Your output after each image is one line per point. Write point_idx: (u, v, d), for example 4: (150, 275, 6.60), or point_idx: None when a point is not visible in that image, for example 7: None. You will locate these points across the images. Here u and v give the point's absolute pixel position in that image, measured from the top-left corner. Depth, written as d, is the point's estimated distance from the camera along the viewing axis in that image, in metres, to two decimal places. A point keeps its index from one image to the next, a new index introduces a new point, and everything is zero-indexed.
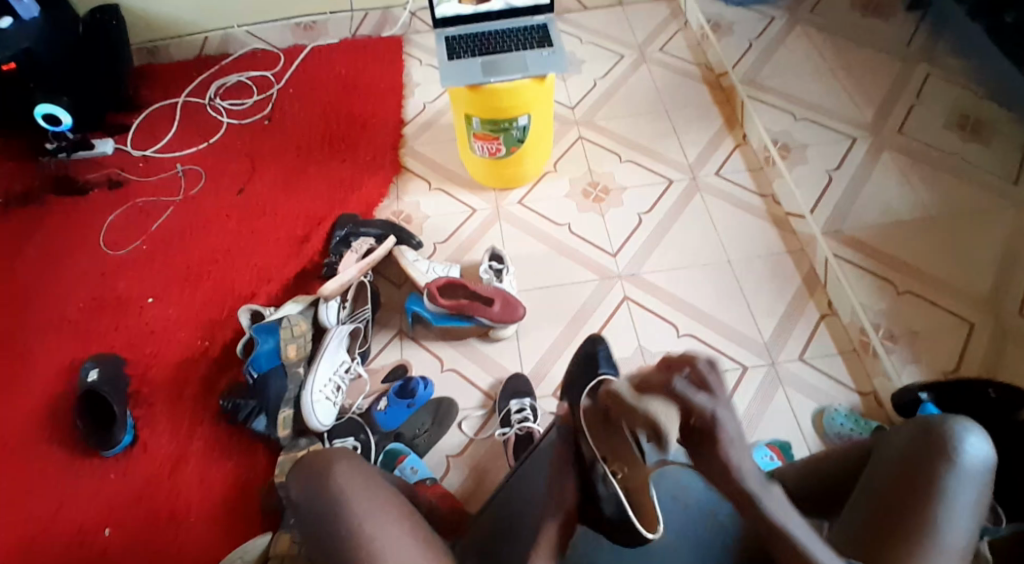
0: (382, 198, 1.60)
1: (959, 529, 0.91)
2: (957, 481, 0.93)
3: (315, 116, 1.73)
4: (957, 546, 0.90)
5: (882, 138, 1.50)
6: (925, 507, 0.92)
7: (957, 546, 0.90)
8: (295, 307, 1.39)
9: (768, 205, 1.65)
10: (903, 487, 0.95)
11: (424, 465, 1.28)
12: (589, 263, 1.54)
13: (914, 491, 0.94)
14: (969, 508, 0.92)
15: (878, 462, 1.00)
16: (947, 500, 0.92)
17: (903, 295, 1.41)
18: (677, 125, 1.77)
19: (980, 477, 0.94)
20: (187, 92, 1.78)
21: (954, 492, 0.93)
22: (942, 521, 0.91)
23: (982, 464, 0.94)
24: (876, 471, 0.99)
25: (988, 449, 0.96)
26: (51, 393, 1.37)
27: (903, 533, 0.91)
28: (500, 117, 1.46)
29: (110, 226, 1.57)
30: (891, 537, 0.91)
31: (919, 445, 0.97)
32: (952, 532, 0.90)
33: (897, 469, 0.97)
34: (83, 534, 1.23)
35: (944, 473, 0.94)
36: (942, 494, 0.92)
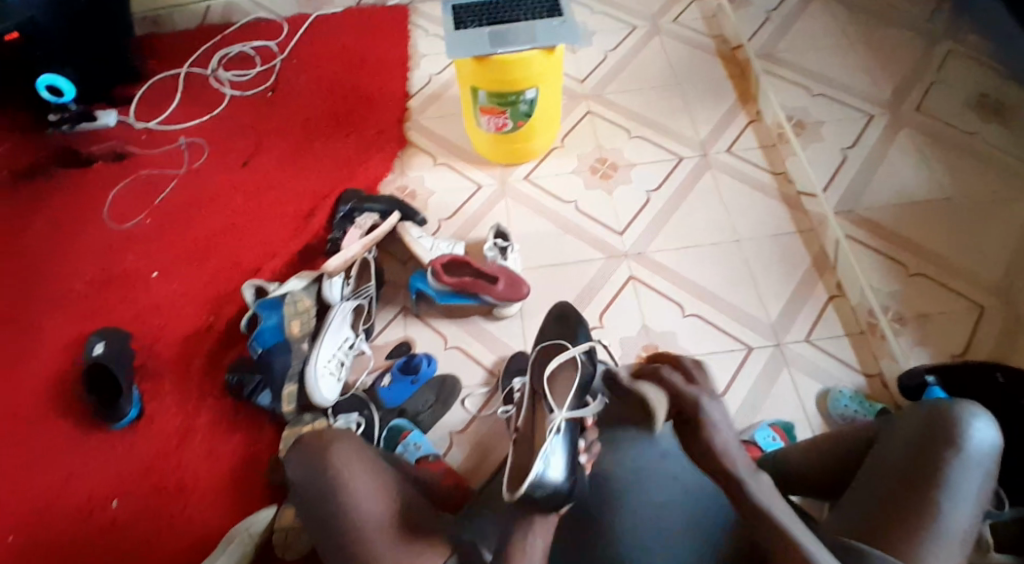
0: (387, 172, 1.58)
1: (962, 519, 0.91)
2: (961, 468, 0.92)
3: (319, 87, 1.71)
4: (958, 536, 0.90)
5: (900, 116, 1.56)
6: (928, 495, 0.91)
7: (958, 534, 0.90)
8: (298, 282, 1.36)
9: (779, 183, 1.61)
10: (906, 474, 0.94)
11: (427, 441, 1.28)
12: (596, 241, 1.52)
13: (916, 479, 0.93)
14: (973, 497, 0.92)
15: (880, 450, 0.99)
16: (949, 487, 0.91)
17: (915, 276, 1.42)
18: (689, 101, 1.73)
19: (985, 464, 0.93)
20: (190, 62, 1.76)
21: (957, 480, 0.92)
22: (945, 510, 0.90)
23: (989, 450, 0.94)
24: (879, 458, 0.98)
25: (994, 436, 0.95)
26: (58, 367, 1.38)
27: (905, 520, 0.91)
28: (507, 91, 1.44)
29: (116, 198, 1.57)
30: (893, 523, 0.91)
31: (924, 433, 0.96)
32: (954, 519, 0.90)
33: (900, 455, 0.96)
34: (92, 506, 1.25)
35: (948, 461, 0.93)
36: (945, 482, 0.92)
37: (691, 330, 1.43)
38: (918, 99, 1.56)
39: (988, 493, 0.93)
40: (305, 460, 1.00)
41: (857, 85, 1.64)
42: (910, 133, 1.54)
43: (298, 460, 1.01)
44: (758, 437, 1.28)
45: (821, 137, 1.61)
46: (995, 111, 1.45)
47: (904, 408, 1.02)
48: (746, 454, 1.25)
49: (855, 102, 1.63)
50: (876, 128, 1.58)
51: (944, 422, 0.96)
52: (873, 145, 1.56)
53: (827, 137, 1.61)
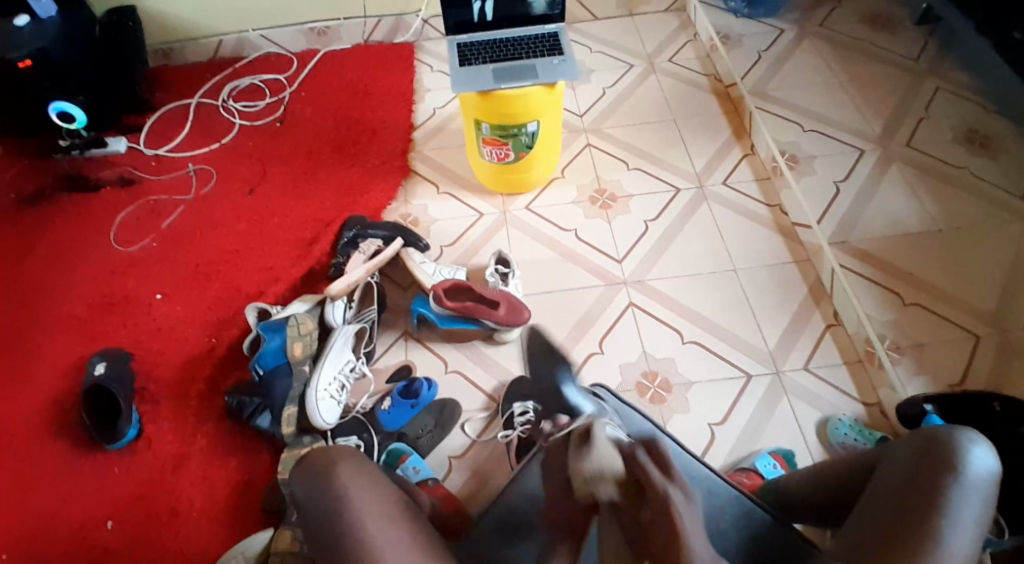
0: (390, 201, 1.61)
1: (962, 541, 0.90)
2: (960, 494, 0.93)
3: (325, 120, 1.75)
4: (962, 552, 0.90)
5: (890, 151, 1.60)
6: (926, 517, 0.91)
7: (960, 557, 0.90)
8: (302, 306, 1.39)
9: (774, 214, 1.65)
10: (909, 501, 0.94)
11: (426, 466, 1.29)
12: (596, 269, 1.54)
13: (918, 501, 0.93)
14: (973, 520, 0.92)
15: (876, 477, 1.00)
16: (953, 509, 0.92)
17: (911, 306, 1.46)
18: (685, 135, 1.77)
19: (984, 490, 0.93)
20: (200, 93, 1.80)
21: (957, 502, 0.92)
22: (945, 531, 0.90)
23: (986, 476, 0.94)
24: (880, 482, 0.99)
25: (993, 460, 0.96)
26: (59, 387, 1.38)
27: (905, 540, 0.91)
28: (509, 123, 1.47)
29: (122, 223, 1.59)
30: (896, 539, 0.91)
31: (923, 456, 0.97)
32: (957, 546, 0.90)
33: (902, 479, 0.97)
34: (86, 528, 1.24)
35: (946, 482, 0.93)
36: (944, 505, 0.92)
37: (690, 356, 1.44)
38: (907, 134, 1.58)
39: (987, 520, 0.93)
40: (312, 471, 1.01)
41: (846, 119, 1.68)
42: (900, 167, 1.58)
43: (303, 479, 1.02)
44: (758, 465, 1.29)
45: (814, 171, 1.67)
46: (984, 146, 1.43)
47: (904, 435, 1.03)
48: (748, 479, 1.26)
49: (844, 136, 1.69)
50: (868, 163, 1.63)
51: (945, 449, 0.96)
52: (864, 180, 1.62)
53: (819, 170, 1.67)
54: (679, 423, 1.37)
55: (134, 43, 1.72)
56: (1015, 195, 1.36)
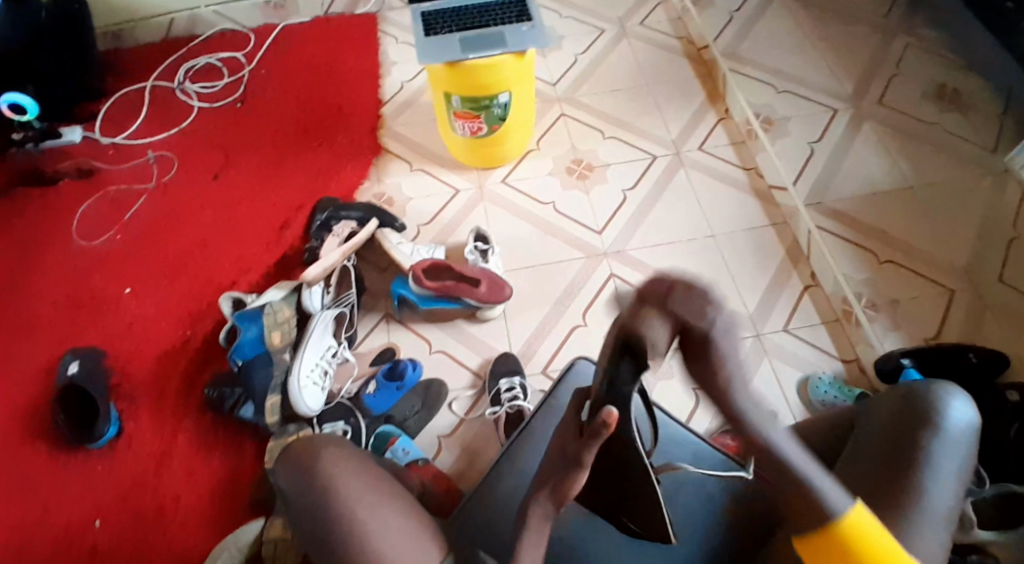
0: (362, 181, 1.57)
1: (942, 495, 0.92)
2: (942, 448, 0.94)
3: (289, 98, 1.69)
4: (946, 504, 0.92)
5: (863, 111, 1.65)
6: (909, 474, 0.93)
7: (941, 510, 0.91)
8: (277, 293, 1.34)
9: (751, 178, 1.64)
10: (890, 459, 0.95)
11: (415, 447, 1.28)
12: (576, 241, 1.53)
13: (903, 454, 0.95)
14: (955, 473, 0.94)
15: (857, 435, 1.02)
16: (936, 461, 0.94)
17: (885, 263, 1.48)
18: (660, 100, 1.74)
19: (964, 442, 0.95)
20: (155, 76, 1.73)
21: (942, 455, 0.94)
22: (931, 484, 0.92)
23: (967, 428, 0.96)
24: (862, 440, 1.00)
25: (971, 413, 0.98)
26: (31, 390, 1.33)
27: (888, 497, 0.92)
28: (481, 95, 1.44)
29: (83, 215, 1.53)
30: (879, 495, 0.93)
31: (903, 412, 0.98)
32: (941, 499, 0.91)
33: (883, 435, 0.98)
34: (71, 531, 1.21)
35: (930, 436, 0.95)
36: (925, 461, 0.93)
37: None
38: (878, 94, 1.66)
39: (968, 469, 0.95)
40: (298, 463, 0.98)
41: (821, 81, 1.72)
42: (873, 125, 1.63)
43: (287, 468, 1.00)
44: None
45: (789, 133, 1.66)
46: (954, 101, 1.60)
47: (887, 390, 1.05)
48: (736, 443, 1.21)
49: (819, 98, 1.70)
50: (841, 123, 1.65)
51: (927, 404, 0.98)
52: (838, 139, 1.64)
53: (793, 131, 1.66)
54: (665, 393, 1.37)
55: (83, 24, 1.63)
56: (986, 149, 1.54)
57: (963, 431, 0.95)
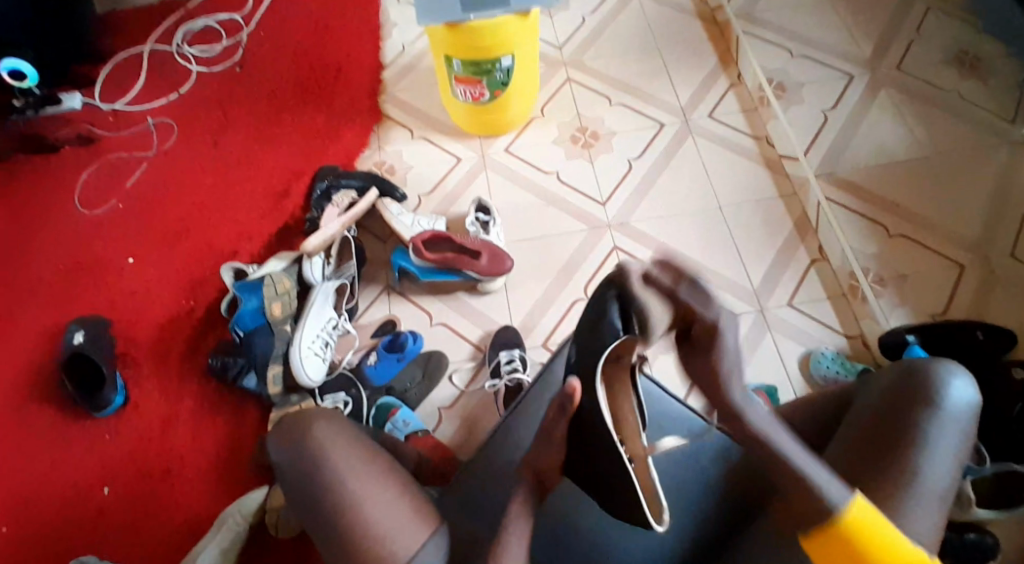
0: (363, 148, 1.56)
1: (939, 472, 0.89)
2: (939, 426, 0.91)
3: (288, 61, 1.66)
4: (941, 485, 0.89)
5: (880, 77, 1.60)
6: (905, 452, 0.90)
7: (937, 487, 0.89)
8: (279, 264, 1.37)
9: (760, 146, 1.59)
10: (886, 435, 0.92)
11: (416, 418, 1.29)
12: (580, 212, 1.51)
13: (896, 433, 0.92)
14: (952, 451, 0.91)
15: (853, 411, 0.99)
16: (931, 441, 0.90)
17: (895, 237, 1.45)
18: (669, 64, 1.69)
19: (963, 419, 0.92)
20: (152, 38, 1.70)
21: (938, 436, 0.90)
22: (924, 466, 0.89)
23: (967, 405, 0.92)
24: (859, 415, 0.97)
25: (972, 391, 0.94)
26: (38, 358, 1.36)
27: (882, 474, 0.90)
28: (482, 58, 1.40)
29: (84, 182, 1.53)
30: (873, 472, 0.90)
31: (902, 388, 0.95)
32: (938, 477, 0.89)
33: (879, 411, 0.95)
34: (82, 493, 1.25)
35: (925, 416, 0.92)
36: (922, 439, 0.90)
37: None
38: (897, 59, 1.61)
39: (968, 445, 0.92)
40: (287, 438, 0.98)
41: (837, 45, 1.66)
42: (889, 92, 1.58)
43: (278, 442, 0.99)
44: None
45: (802, 100, 1.62)
46: (973, 68, 1.54)
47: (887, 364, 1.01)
48: None
49: (835, 63, 1.65)
50: (857, 90, 1.61)
51: (928, 380, 0.94)
52: (853, 107, 1.59)
53: (806, 98, 1.61)
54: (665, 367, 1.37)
55: None
56: (1004, 118, 1.49)
57: (962, 408, 0.91)
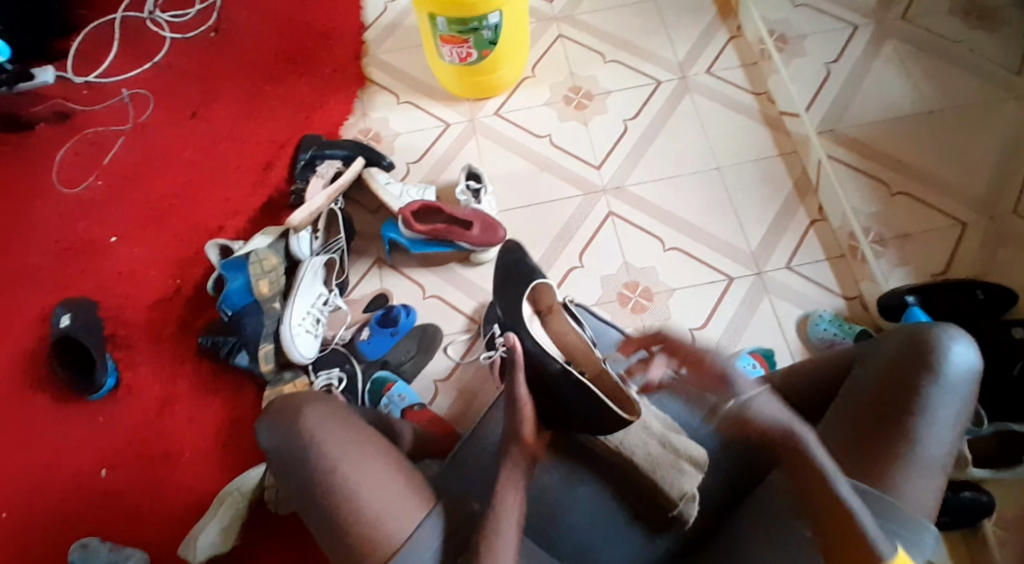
0: (348, 114, 1.51)
1: (939, 443, 0.89)
2: (941, 398, 0.89)
3: (266, 24, 1.59)
4: (941, 455, 0.89)
5: (885, 26, 1.54)
6: (908, 427, 0.89)
7: (937, 457, 0.89)
8: (263, 240, 1.32)
9: (761, 103, 1.54)
10: (887, 406, 0.90)
11: (412, 391, 1.28)
12: (574, 177, 1.47)
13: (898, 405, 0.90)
14: (953, 420, 0.90)
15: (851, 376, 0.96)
16: (932, 414, 0.89)
17: (898, 196, 1.42)
18: (665, 17, 1.62)
19: (965, 390, 0.90)
20: (124, 7, 1.63)
21: (939, 406, 0.89)
22: (926, 438, 0.89)
23: (969, 376, 0.90)
24: (859, 384, 0.94)
25: (975, 357, 0.91)
26: (28, 343, 1.34)
27: (885, 448, 0.89)
28: (469, 16, 1.33)
29: (61, 161, 1.48)
30: (876, 446, 0.89)
31: (904, 355, 0.92)
32: (938, 446, 0.89)
33: (879, 381, 0.92)
34: (80, 476, 1.25)
35: (928, 387, 0.89)
36: (925, 412, 0.89)
37: (673, 263, 1.41)
38: (902, 9, 1.55)
39: (968, 412, 0.91)
40: (278, 424, 0.96)
41: None
42: (895, 43, 1.52)
43: (269, 429, 0.96)
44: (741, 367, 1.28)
45: (804, 52, 1.55)
46: (981, 18, 1.49)
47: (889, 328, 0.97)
48: None
49: (837, 12, 1.58)
50: (861, 40, 1.54)
51: (931, 350, 0.91)
52: (857, 59, 1.53)
53: (808, 51, 1.55)
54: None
55: None
56: (1011, 70, 1.44)
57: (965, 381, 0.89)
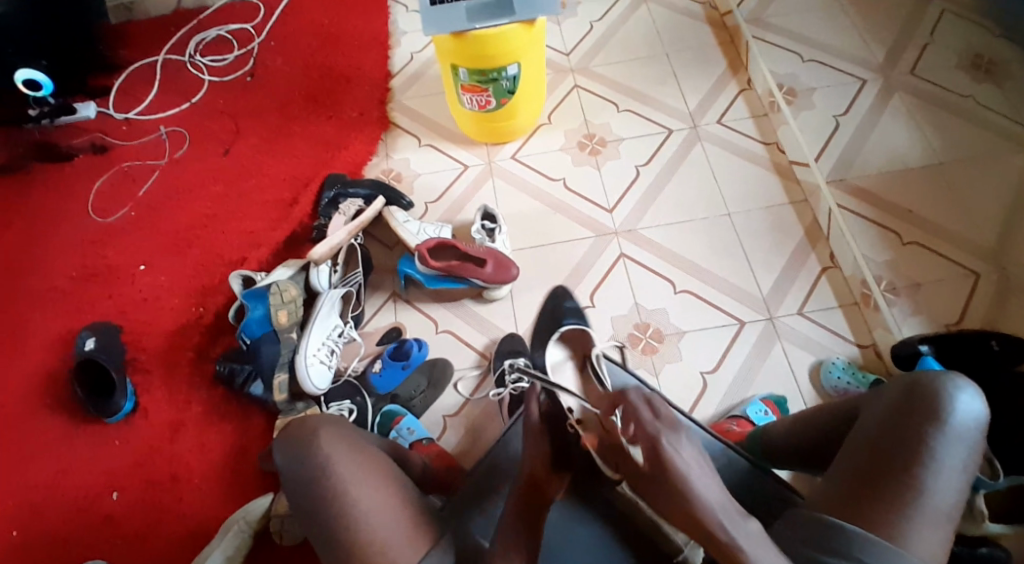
0: (371, 156, 1.57)
1: (945, 493, 0.86)
2: (945, 444, 0.88)
3: (299, 71, 1.67)
4: (946, 506, 0.86)
5: (893, 81, 1.58)
6: (908, 468, 0.87)
7: (942, 508, 0.86)
8: (285, 272, 1.37)
9: (770, 152, 1.58)
10: (891, 455, 0.89)
11: (421, 425, 1.29)
12: (586, 219, 1.51)
13: (903, 453, 0.88)
14: (958, 472, 0.88)
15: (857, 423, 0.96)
16: (936, 462, 0.87)
17: (910, 245, 1.43)
18: (678, 71, 1.69)
19: (969, 439, 0.89)
20: (165, 49, 1.72)
21: (944, 455, 0.88)
22: (931, 486, 0.86)
23: (973, 424, 0.89)
24: (863, 430, 0.94)
25: (981, 408, 0.91)
26: (50, 364, 1.38)
27: (885, 491, 0.87)
28: (489, 67, 1.39)
29: (97, 192, 1.55)
30: (878, 487, 0.87)
31: (909, 404, 0.92)
32: (942, 497, 0.86)
33: (883, 427, 0.92)
34: (90, 499, 1.26)
35: (932, 435, 0.89)
36: (927, 456, 0.87)
37: (683, 305, 1.42)
38: (910, 63, 1.59)
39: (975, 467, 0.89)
40: (292, 444, 0.97)
41: (847, 49, 1.64)
42: (902, 97, 1.56)
43: (283, 450, 0.98)
44: (749, 411, 1.28)
45: (813, 105, 1.60)
46: (988, 71, 1.51)
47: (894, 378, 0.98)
48: (738, 427, 1.25)
49: (846, 67, 1.63)
50: (869, 94, 1.59)
51: (934, 396, 0.91)
52: (864, 113, 1.57)
53: (817, 104, 1.60)
54: (670, 374, 1.36)
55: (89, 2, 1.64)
56: (1017, 122, 1.46)
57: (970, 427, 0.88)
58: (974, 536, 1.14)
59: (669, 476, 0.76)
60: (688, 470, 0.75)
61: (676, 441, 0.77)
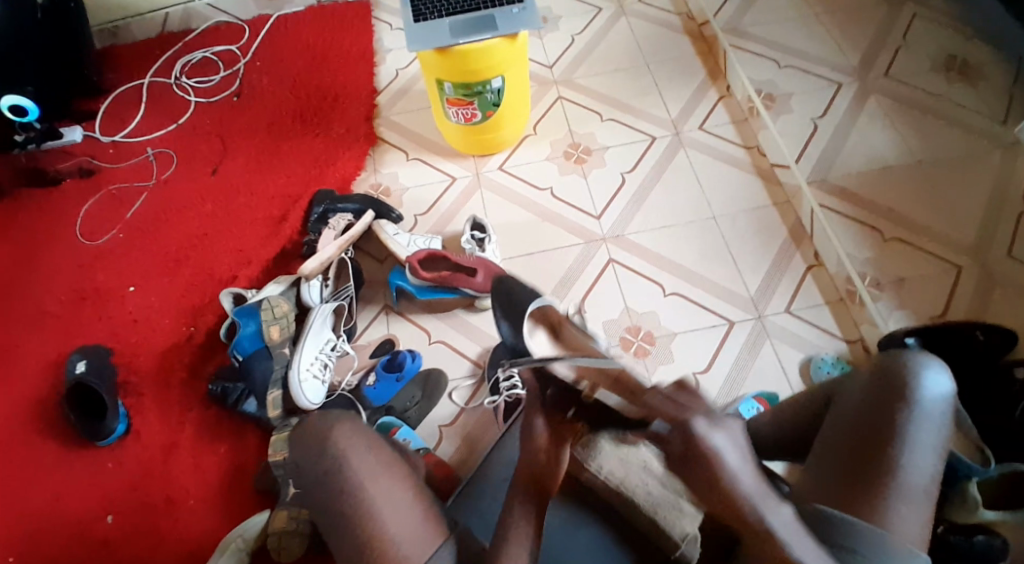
0: (359, 171, 1.58)
1: (920, 476, 0.85)
2: (917, 426, 0.86)
3: (285, 91, 1.69)
4: (923, 487, 0.85)
5: (869, 83, 1.59)
6: (884, 454, 0.85)
7: (919, 485, 0.85)
8: (276, 288, 1.37)
9: (752, 156, 1.62)
10: (864, 446, 0.87)
11: (416, 437, 1.28)
12: (574, 227, 1.52)
13: (875, 441, 0.86)
14: (932, 452, 0.86)
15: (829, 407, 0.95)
16: (908, 445, 0.86)
17: (890, 241, 1.45)
18: (659, 81, 1.72)
19: (940, 417, 0.88)
20: (151, 72, 1.74)
21: (916, 437, 0.86)
22: (907, 471, 0.85)
23: (941, 402, 0.88)
24: (837, 419, 0.90)
25: (947, 384, 0.89)
26: (41, 388, 1.37)
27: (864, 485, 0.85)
28: (474, 81, 1.42)
29: (86, 215, 1.55)
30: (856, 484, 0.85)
31: (878, 389, 0.89)
32: (918, 473, 0.85)
33: (856, 418, 0.89)
34: (84, 524, 1.25)
35: (902, 419, 0.86)
36: (901, 435, 0.86)
37: (673, 308, 1.44)
38: (885, 65, 1.59)
39: (948, 441, 0.88)
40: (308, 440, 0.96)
41: (822, 54, 1.66)
42: (878, 99, 1.57)
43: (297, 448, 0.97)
44: (741, 409, 1.29)
45: (791, 109, 1.63)
46: (963, 72, 1.48)
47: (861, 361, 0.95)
48: None
49: (820, 72, 1.65)
50: (845, 96, 1.60)
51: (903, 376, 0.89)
52: (842, 113, 1.58)
53: (796, 108, 1.63)
54: (664, 377, 1.37)
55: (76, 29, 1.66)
56: (996, 121, 1.41)
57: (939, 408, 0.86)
58: (968, 523, 1.10)
59: (707, 459, 0.82)
60: (726, 454, 0.82)
61: (709, 425, 0.84)
